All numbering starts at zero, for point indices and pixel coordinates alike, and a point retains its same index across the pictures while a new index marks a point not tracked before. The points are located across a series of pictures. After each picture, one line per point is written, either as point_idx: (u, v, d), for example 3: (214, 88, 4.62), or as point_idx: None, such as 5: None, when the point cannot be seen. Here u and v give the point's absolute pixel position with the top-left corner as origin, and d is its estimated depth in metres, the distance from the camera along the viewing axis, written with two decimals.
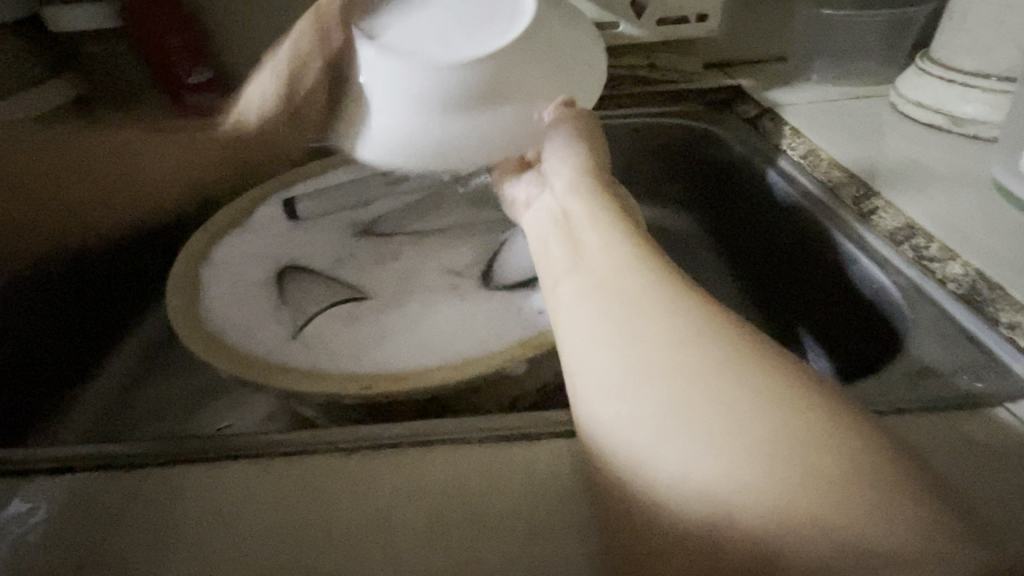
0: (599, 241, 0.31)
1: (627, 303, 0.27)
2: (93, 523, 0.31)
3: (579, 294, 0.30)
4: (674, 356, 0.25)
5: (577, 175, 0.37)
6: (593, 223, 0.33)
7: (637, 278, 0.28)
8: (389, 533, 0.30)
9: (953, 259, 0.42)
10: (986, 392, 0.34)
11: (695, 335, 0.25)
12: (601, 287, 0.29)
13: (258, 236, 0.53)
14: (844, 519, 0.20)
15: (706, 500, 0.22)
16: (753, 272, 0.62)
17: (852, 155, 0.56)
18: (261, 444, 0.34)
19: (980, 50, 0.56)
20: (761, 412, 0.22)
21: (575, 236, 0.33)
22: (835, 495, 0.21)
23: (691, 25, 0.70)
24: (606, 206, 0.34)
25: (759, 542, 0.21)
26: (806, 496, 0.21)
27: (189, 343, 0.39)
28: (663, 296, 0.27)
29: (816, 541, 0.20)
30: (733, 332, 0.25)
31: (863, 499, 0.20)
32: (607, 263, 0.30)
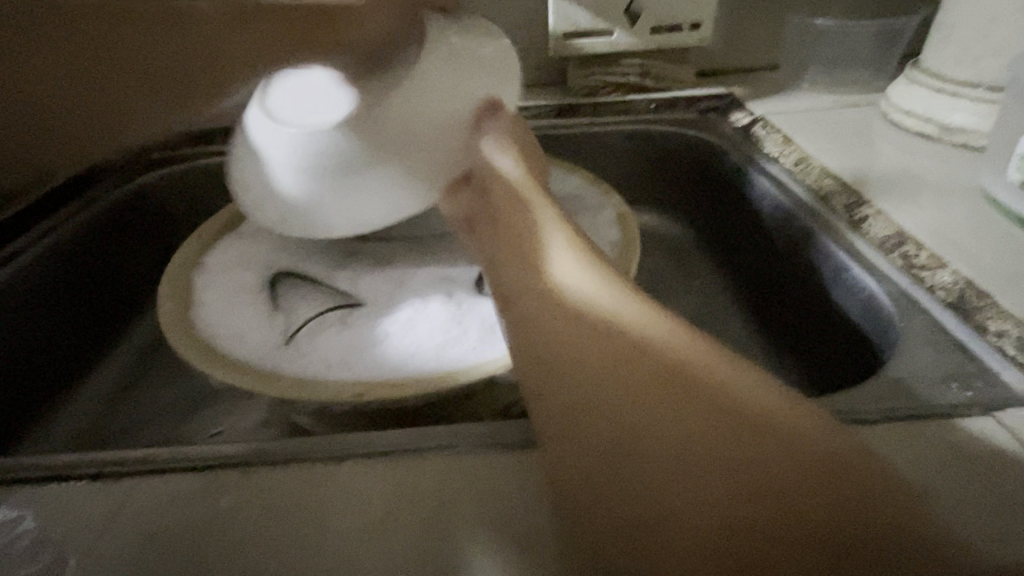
0: (546, 256, 0.34)
1: (602, 324, 0.28)
2: (83, 533, 0.30)
3: (537, 315, 0.31)
4: (639, 363, 0.27)
5: (517, 194, 0.40)
6: (540, 238, 0.35)
7: (608, 300, 0.29)
8: (385, 542, 0.30)
9: (942, 268, 0.43)
10: (974, 400, 0.34)
11: (648, 340, 0.27)
12: (555, 306, 0.31)
13: (251, 240, 0.53)
14: (825, 521, 0.22)
15: (694, 504, 0.23)
16: (744, 279, 0.63)
17: (843, 163, 0.56)
18: (254, 451, 0.34)
19: (968, 61, 0.57)
20: (724, 409, 0.25)
21: (542, 258, 0.34)
22: (799, 482, 0.23)
23: (684, 33, 0.70)
24: (570, 228, 0.35)
25: (753, 548, 0.22)
26: (777, 488, 0.23)
27: (181, 348, 0.39)
28: (635, 317, 0.28)
29: (793, 531, 0.22)
30: (708, 347, 0.27)
31: (823, 482, 0.23)
32: (555, 279, 0.32)
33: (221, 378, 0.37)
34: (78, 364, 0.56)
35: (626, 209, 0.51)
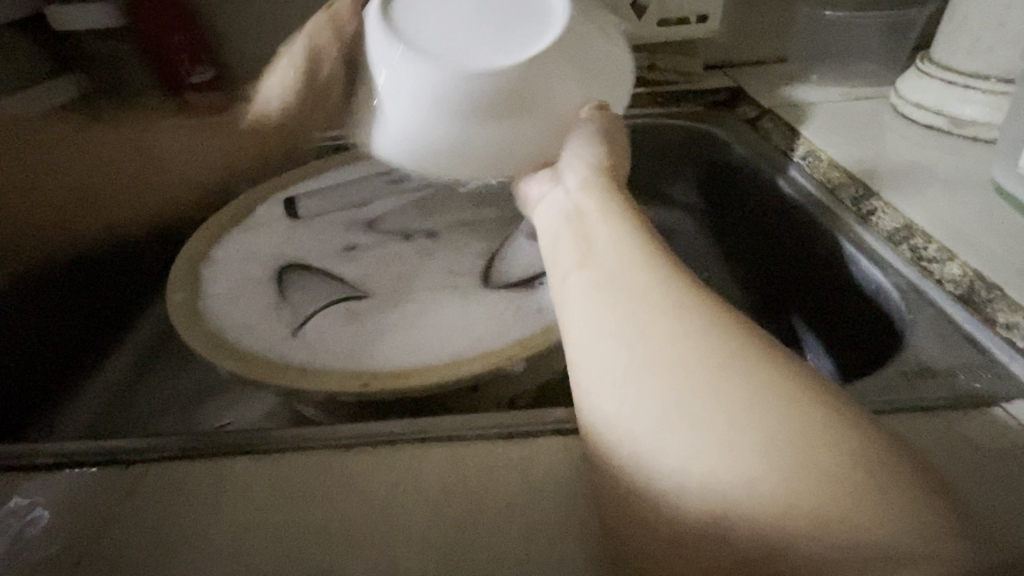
0: (609, 235, 0.31)
1: (635, 297, 0.27)
2: (94, 519, 0.31)
3: (589, 289, 0.29)
4: (667, 344, 0.25)
5: (587, 172, 0.35)
6: (607, 217, 0.32)
7: (647, 274, 0.28)
8: (389, 530, 0.30)
9: (951, 259, 0.42)
10: (986, 392, 0.34)
11: (706, 329, 0.25)
12: (613, 283, 0.28)
13: (259, 235, 0.53)
14: (848, 516, 0.20)
15: (707, 498, 0.22)
16: (752, 273, 0.62)
17: (853, 156, 0.56)
18: (261, 440, 0.34)
19: (981, 51, 0.56)
20: (762, 409, 0.22)
21: (585, 229, 0.32)
22: (831, 494, 0.20)
23: (691, 26, 0.70)
24: (617, 202, 0.33)
25: (761, 536, 0.21)
26: (806, 497, 0.21)
27: (190, 340, 0.40)
28: (671, 294, 0.27)
29: (809, 539, 0.20)
30: (737, 328, 0.25)
31: (862, 500, 0.20)
32: (619, 258, 0.29)
33: (231, 369, 0.38)
34: (89, 356, 0.57)
35: None
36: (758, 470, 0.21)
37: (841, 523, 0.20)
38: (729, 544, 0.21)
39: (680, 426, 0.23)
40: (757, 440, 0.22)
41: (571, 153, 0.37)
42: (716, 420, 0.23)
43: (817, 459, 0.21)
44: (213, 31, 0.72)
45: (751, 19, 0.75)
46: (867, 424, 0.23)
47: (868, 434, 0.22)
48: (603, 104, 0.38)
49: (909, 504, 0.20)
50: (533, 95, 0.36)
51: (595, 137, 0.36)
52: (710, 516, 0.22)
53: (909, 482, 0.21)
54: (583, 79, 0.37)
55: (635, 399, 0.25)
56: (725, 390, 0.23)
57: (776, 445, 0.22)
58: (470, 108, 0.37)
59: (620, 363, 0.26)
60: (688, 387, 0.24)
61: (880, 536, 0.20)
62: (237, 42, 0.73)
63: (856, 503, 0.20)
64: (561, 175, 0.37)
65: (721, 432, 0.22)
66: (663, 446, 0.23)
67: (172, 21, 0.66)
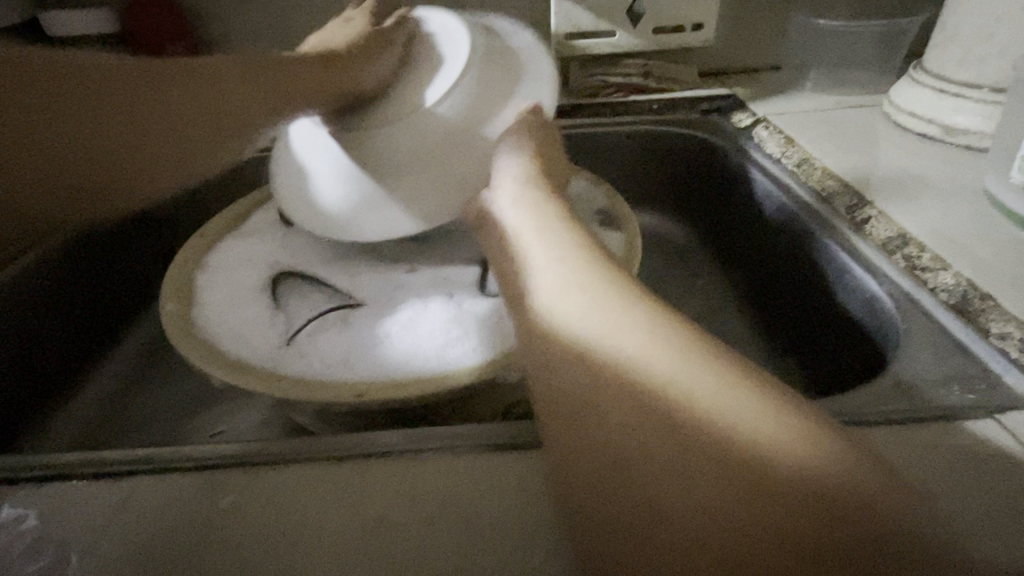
0: (547, 255, 0.32)
1: (591, 314, 0.28)
2: (82, 532, 0.31)
3: (537, 314, 0.30)
4: (639, 368, 0.25)
5: (521, 190, 0.38)
6: (544, 233, 0.33)
7: (601, 289, 0.29)
8: (381, 543, 0.30)
9: (945, 269, 0.43)
10: (978, 402, 0.34)
11: (669, 344, 0.26)
12: (558, 307, 0.29)
13: (251, 242, 0.53)
14: (822, 537, 0.21)
15: (693, 514, 0.22)
16: (747, 283, 0.62)
17: (847, 164, 0.56)
18: (251, 451, 0.34)
19: (972, 61, 0.57)
20: (738, 425, 0.23)
21: (526, 254, 0.33)
22: (802, 504, 0.21)
23: (687, 34, 0.70)
24: (559, 217, 0.34)
25: (740, 557, 0.21)
26: (781, 506, 0.21)
27: (182, 349, 0.39)
28: (625, 309, 0.28)
29: (785, 555, 0.21)
30: (711, 345, 0.26)
31: (829, 508, 0.21)
32: (561, 275, 0.30)
33: (221, 377, 0.38)
34: (81, 365, 0.56)
35: (627, 211, 0.51)
36: (741, 487, 0.22)
37: (820, 525, 0.21)
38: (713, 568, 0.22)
39: (658, 448, 0.24)
40: (734, 455, 0.23)
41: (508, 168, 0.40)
42: (692, 438, 0.23)
43: (790, 471, 0.22)
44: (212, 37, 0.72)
45: (746, 27, 0.75)
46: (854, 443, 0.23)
47: (837, 442, 0.23)
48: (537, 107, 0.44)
49: (881, 508, 0.21)
50: (475, 109, 0.44)
51: (524, 147, 0.41)
52: (693, 540, 0.22)
53: (886, 502, 0.22)
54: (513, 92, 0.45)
55: (614, 420, 0.25)
56: (696, 406, 0.24)
57: (757, 457, 0.22)
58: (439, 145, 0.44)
59: (591, 387, 0.26)
60: (665, 411, 0.24)
61: (859, 542, 0.21)
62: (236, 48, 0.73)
63: (829, 504, 0.21)
64: (497, 190, 0.39)
65: (699, 452, 0.23)
66: (643, 462, 0.24)
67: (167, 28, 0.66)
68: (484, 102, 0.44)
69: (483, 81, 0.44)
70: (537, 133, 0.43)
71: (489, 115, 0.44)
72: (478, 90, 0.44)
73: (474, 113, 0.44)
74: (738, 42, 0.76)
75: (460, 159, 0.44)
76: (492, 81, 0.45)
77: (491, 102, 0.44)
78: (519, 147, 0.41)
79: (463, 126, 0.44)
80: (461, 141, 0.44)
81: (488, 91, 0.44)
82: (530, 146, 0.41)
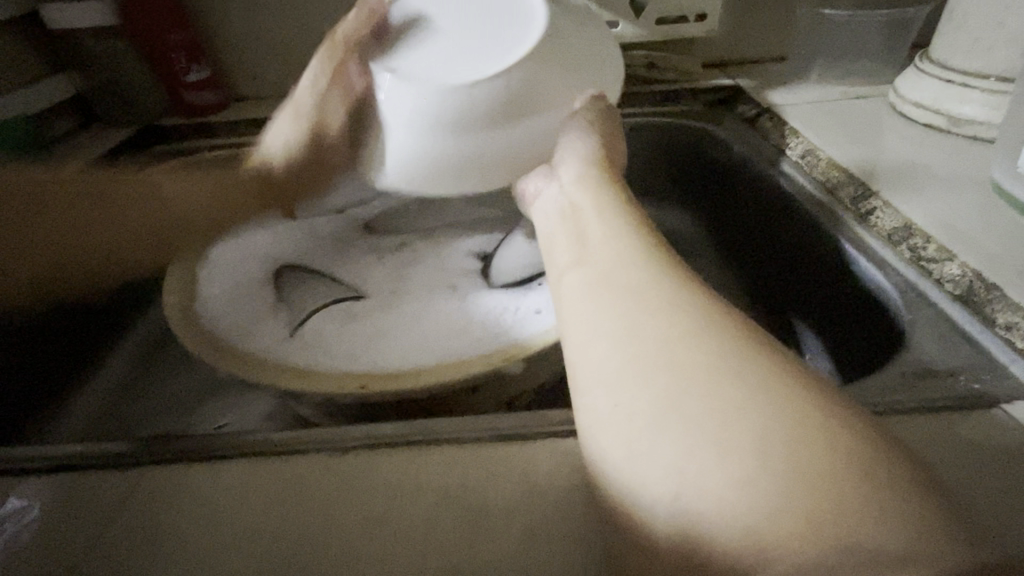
0: (604, 230, 0.32)
1: (632, 292, 0.28)
2: (89, 523, 0.31)
3: (582, 289, 0.30)
4: (665, 347, 0.25)
5: (581, 167, 0.37)
6: (600, 214, 0.33)
7: (644, 271, 0.29)
8: (385, 534, 0.30)
9: (951, 260, 0.42)
10: (985, 392, 0.34)
11: (705, 329, 0.25)
12: (610, 279, 0.29)
13: (255, 235, 0.53)
14: (842, 523, 0.20)
15: (700, 495, 0.22)
16: (752, 275, 0.62)
17: (852, 155, 0.56)
18: (257, 442, 0.34)
19: (980, 50, 0.56)
20: (753, 408, 0.23)
21: (579, 227, 0.33)
22: (822, 489, 0.21)
23: (690, 25, 0.70)
24: (610, 196, 0.34)
25: (752, 536, 0.21)
26: (798, 488, 0.21)
27: (186, 341, 0.39)
28: (667, 293, 0.27)
29: (801, 540, 0.20)
30: (737, 329, 0.26)
31: (852, 495, 0.20)
32: (610, 256, 0.30)
33: (226, 370, 0.38)
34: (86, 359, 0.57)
35: None
36: (750, 471, 0.21)
37: (824, 512, 0.20)
38: (721, 545, 0.21)
39: (675, 427, 0.23)
40: (742, 437, 0.22)
41: (565, 147, 0.38)
42: (711, 418, 0.23)
43: (799, 454, 0.21)
44: (212, 30, 0.72)
45: (750, 17, 0.75)
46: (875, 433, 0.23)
47: (847, 426, 0.22)
48: (602, 97, 0.39)
49: (893, 499, 0.20)
50: (530, 87, 0.37)
51: (583, 127, 0.38)
52: (704, 517, 0.22)
53: (908, 492, 0.21)
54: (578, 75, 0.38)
55: (632, 399, 0.25)
56: (710, 389, 0.23)
57: (767, 439, 0.22)
58: (471, 121, 0.37)
59: (615, 364, 0.26)
60: (684, 391, 0.24)
61: (866, 535, 0.20)
62: (237, 41, 0.73)
63: (838, 489, 0.20)
64: (555, 170, 0.38)
65: (716, 433, 0.22)
66: (653, 444, 0.24)
67: (167, 21, 0.66)
68: (548, 80, 0.37)
69: (546, 60, 0.37)
70: (597, 116, 0.38)
71: (541, 97, 0.37)
72: (538, 69, 0.37)
73: (525, 96, 0.37)
74: (741, 33, 0.75)
75: (507, 138, 0.38)
76: (558, 58, 0.38)
77: (556, 82, 0.38)
78: (581, 129, 0.38)
79: (507, 108, 0.37)
80: (512, 119, 0.37)
81: (549, 75, 0.37)
82: (594, 130, 0.38)
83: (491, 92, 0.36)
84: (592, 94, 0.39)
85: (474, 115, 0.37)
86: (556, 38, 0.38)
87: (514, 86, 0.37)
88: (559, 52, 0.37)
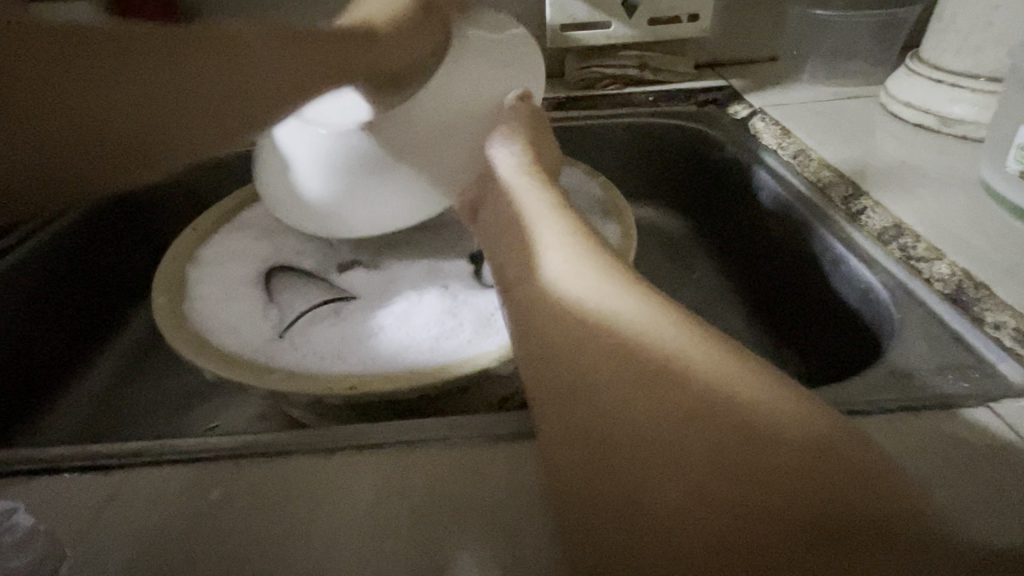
0: (545, 239, 0.34)
1: (579, 301, 0.29)
2: (73, 526, 0.30)
3: (531, 304, 0.31)
4: (618, 354, 0.26)
5: (517, 178, 0.41)
6: (537, 224, 0.35)
7: (590, 279, 0.30)
8: (373, 531, 0.30)
9: (939, 259, 0.42)
10: (972, 391, 0.34)
11: (650, 332, 0.27)
12: (554, 291, 0.30)
13: (244, 234, 0.53)
14: (820, 515, 0.21)
15: (672, 492, 0.23)
16: (743, 275, 0.62)
17: (842, 155, 0.56)
18: (245, 443, 0.33)
19: (968, 50, 0.57)
20: (711, 411, 0.24)
21: (524, 237, 0.35)
22: (800, 484, 0.22)
23: (682, 25, 0.70)
24: (550, 205, 0.37)
25: (742, 541, 0.21)
26: (778, 486, 0.22)
27: (173, 342, 0.39)
28: (614, 297, 0.28)
29: (788, 539, 0.21)
30: (697, 331, 0.27)
31: (825, 486, 0.21)
32: (554, 264, 0.32)
33: (213, 371, 0.38)
34: (75, 361, 0.56)
35: (621, 202, 0.50)
36: (712, 466, 0.23)
37: (785, 508, 0.21)
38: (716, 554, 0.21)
39: (650, 433, 0.24)
40: (707, 439, 0.23)
41: (500, 152, 0.44)
42: (680, 423, 0.24)
43: (759, 452, 0.22)
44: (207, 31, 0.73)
45: (742, 18, 0.75)
46: (836, 424, 0.24)
47: (811, 425, 0.23)
48: (525, 95, 0.47)
49: (850, 499, 0.21)
50: (470, 104, 0.46)
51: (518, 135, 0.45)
52: (695, 528, 0.22)
53: (871, 473, 0.22)
54: (506, 80, 0.47)
55: (604, 415, 0.25)
56: (679, 391, 0.24)
57: (729, 437, 0.23)
58: (433, 141, 0.45)
59: (581, 377, 0.27)
60: (658, 398, 0.25)
61: (840, 521, 0.21)
62: None
63: (803, 488, 0.21)
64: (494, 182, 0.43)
65: (689, 439, 0.23)
66: (625, 437, 0.25)
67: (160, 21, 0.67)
68: (488, 81, 0.46)
69: (482, 72, 0.46)
70: (530, 121, 0.46)
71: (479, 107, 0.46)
72: (478, 84, 0.46)
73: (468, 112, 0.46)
74: (733, 33, 0.75)
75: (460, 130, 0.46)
76: (488, 68, 0.46)
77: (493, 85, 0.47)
78: (512, 134, 0.45)
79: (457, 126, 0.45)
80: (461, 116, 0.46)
81: (486, 85, 0.46)
82: (521, 134, 0.45)
83: (453, 100, 0.45)
84: (518, 95, 0.47)
85: (440, 121, 0.45)
86: (483, 53, 0.46)
87: (468, 91, 0.46)
88: (490, 61, 0.47)
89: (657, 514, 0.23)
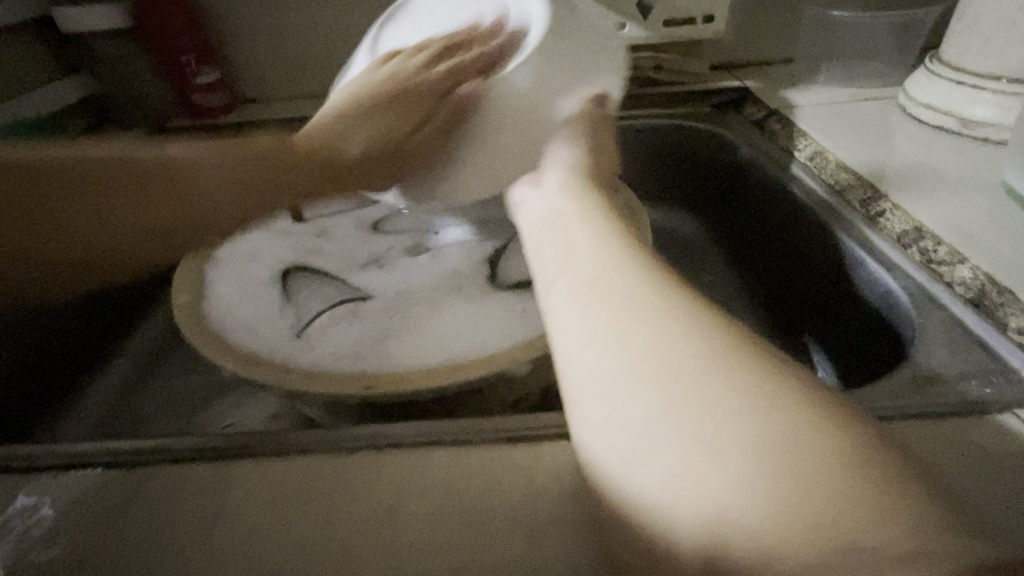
0: (591, 237, 0.31)
1: (617, 301, 0.27)
2: (95, 520, 0.31)
3: (565, 299, 0.29)
4: (649, 356, 0.25)
5: (567, 175, 0.35)
6: (584, 219, 0.32)
7: (628, 278, 0.28)
8: (390, 531, 0.30)
9: (961, 262, 0.42)
10: (996, 398, 0.33)
11: (686, 334, 0.25)
12: (593, 289, 0.28)
13: (260, 236, 0.53)
14: (853, 529, 0.20)
15: (707, 501, 0.22)
16: (759, 278, 0.62)
17: (861, 157, 0.55)
18: (263, 441, 0.34)
19: (991, 51, 0.56)
20: (752, 414, 0.22)
21: (566, 234, 0.32)
22: (833, 496, 0.20)
23: (697, 27, 0.69)
24: (601, 202, 0.33)
25: (764, 546, 0.20)
26: (805, 493, 0.20)
27: (193, 341, 0.40)
28: (654, 296, 0.27)
29: (810, 545, 0.20)
30: (732, 331, 0.26)
31: (862, 497, 0.20)
32: (597, 262, 0.29)
33: (233, 370, 0.38)
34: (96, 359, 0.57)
35: (638, 204, 0.50)
36: (747, 473, 0.21)
37: (831, 522, 0.20)
38: (738, 558, 0.21)
39: (673, 433, 0.23)
40: (741, 445, 0.22)
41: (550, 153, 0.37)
42: (710, 425, 0.22)
43: (789, 458, 0.21)
44: (226, 34, 0.74)
45: (758, 20, 0.74)
46: (869, 430, 0.22)
47: (852, 436, 0.22)
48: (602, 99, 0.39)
49: (886, 513, 0.20)
50: (536, 91, 0.39)
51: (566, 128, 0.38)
52: (714, 531, 0.21)
53: (907, 482, 0.21)
54: (578, 74, 0.39)
55: (625, 413, 0.25)
56: (719, 393, 0.23)
57: (771, 447, 0.21)
58: None
59: (608, 373, 0.26)
60: (692, 398, 0.23)
61: (871, 537, 0.19)
62: (251, 46, 0.75)
63: (851, 505, 0.20)
64: (541, 179, 0.37)
65: (717, 442, 0.22)
66: (659, 442, 0.23)
67: (178, 24, 0.68)
68: (555, 69, 0.39)
69: (552, 56, 0.39)
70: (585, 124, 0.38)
71: (547, 94, 0.39)
72: (550, 67, 0.39)
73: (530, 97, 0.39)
74: (749, 35, 0.75)
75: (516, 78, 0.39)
76: (566, 55, 0.39)
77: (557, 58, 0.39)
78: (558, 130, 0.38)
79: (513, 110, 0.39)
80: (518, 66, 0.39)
81: (554, 74, 0.39)
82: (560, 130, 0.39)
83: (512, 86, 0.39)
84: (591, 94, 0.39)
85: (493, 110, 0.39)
86: (557, 39, 0.39)
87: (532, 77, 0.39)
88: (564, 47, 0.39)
89: (680, 514, 0.22)
